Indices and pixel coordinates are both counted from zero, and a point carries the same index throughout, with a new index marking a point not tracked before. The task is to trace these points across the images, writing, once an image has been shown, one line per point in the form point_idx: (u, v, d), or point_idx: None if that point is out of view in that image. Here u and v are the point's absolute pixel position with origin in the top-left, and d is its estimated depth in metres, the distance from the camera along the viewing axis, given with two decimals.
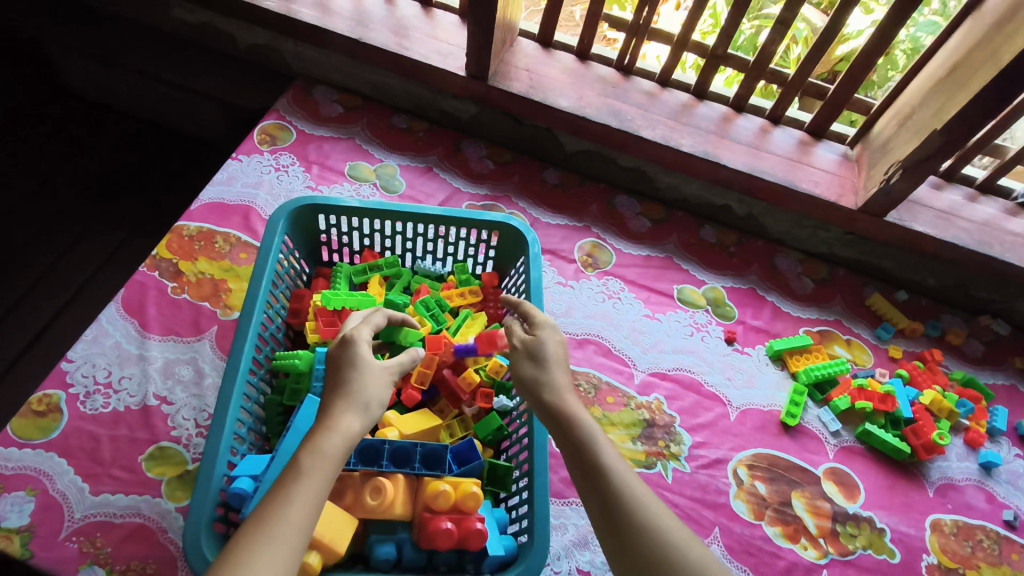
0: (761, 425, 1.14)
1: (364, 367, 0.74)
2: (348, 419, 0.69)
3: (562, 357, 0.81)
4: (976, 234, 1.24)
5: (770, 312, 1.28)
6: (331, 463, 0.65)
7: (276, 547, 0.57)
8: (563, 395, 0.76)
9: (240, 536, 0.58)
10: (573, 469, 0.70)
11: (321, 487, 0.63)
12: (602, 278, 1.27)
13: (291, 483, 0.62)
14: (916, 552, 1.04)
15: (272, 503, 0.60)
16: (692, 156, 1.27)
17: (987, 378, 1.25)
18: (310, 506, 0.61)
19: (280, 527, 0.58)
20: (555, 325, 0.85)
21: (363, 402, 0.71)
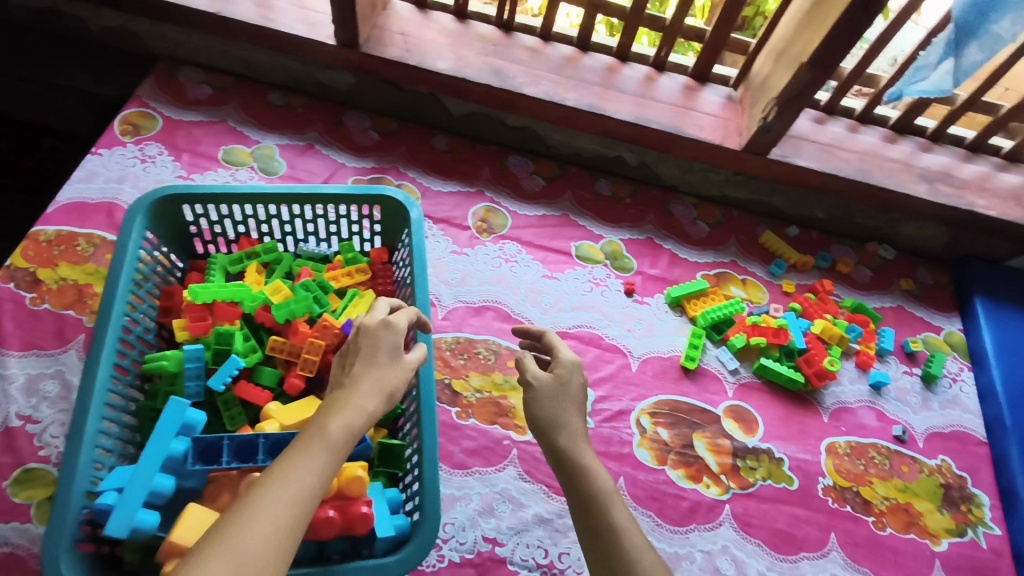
0: (661, 372, 1.15)
1: (395, 356, 0.74)
2: (371, 401, 0.69)
3: (581, 398, 0.83)
4: (857, 164, 1.26)
5: (668, 259, 1.29)
6: (347, 442, 0.65)
7: (291, 511, 0.57)
8: (578, 441, 0.77)
9: (252, 491, 0.58)
10: (578, 516, 0.71)
11: (336, 462, 0.63)
12: (498, 242, 1.25)
13: (312, 451, 0.62)
14: (812, 476, 1.09)
15: (283, 464, 0.61)
16: (577, 110, 1.25)
17: (875, 302, 1.30)
18: (323, 478, 0.61)
19: (294, 493, 0.58)
20: (580, 365, 0.86)
21: (386, 388, 0.72)
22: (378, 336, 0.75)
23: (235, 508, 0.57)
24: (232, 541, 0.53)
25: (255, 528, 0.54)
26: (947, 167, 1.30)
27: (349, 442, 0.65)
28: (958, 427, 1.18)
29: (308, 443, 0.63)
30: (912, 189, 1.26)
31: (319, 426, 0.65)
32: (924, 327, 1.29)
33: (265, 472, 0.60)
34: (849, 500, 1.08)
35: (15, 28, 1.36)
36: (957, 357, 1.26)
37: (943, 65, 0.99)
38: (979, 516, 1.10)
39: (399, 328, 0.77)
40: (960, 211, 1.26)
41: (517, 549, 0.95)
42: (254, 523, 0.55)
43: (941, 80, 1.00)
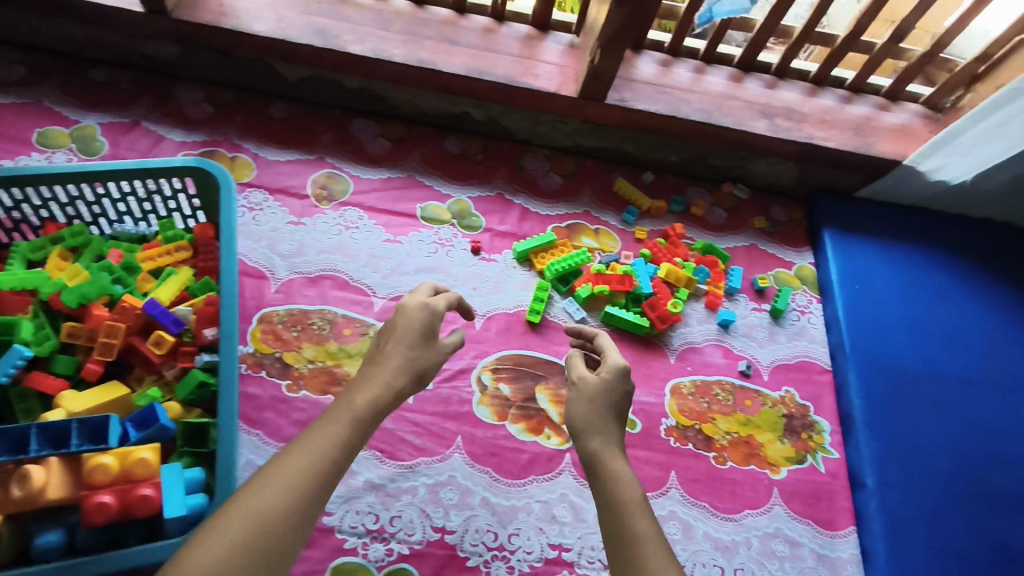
0: (506, 328, 1.14)
1: (426, 340, 0.84)
2: (393, 377, 0.79)
3: (621, 403, 0.84)
4: (698, 104, 1.25)
5: (518, 214, 1.27)
6: (371, 419, 0.75)
7: (309, 479, 0.66)
8: (609, 439, 0.78)
9: (281, 456, 0.68)
10: (604, 517, 0.72)
11: (357, 439, 0.72)
12: (339, 209, 1.21)
13: (340, 425, 0.72)
14: (655, 418, 1.10)
15: (310, 437, 0.70)
16: (407, 67, 1.20)
17: (726, 243, 1.31)
18: (345, 450, 0.70)
19: (317, 462, 0.67)
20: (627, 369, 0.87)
21: (412, 368, 0.81)
22: (413, 320, 0.85)
23: (263, 469, 0.66)
24: (258, 501, 0.62)
25: (275, 491, 0.63)
26: (791, 103, 1.30)
27: (375, 418, 0.75)
28: (803, 357, 1.21)
29: (343, 416, 0.73)
30: (752, 125, 1.25)
31: (352, 403, 0.75)
32: (776, 264, 1.31)
33: (293, 443, 0.70)
34: (691, 438, 1.09)
35: None
36: (806, 291, 1.28)
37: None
38: (819, 442, 1.12)
39: (435, 310, 0.86)
40: (801, 144, 1.25)
41: (345, 517, 0.94)
42: (271, 487, 0.64)
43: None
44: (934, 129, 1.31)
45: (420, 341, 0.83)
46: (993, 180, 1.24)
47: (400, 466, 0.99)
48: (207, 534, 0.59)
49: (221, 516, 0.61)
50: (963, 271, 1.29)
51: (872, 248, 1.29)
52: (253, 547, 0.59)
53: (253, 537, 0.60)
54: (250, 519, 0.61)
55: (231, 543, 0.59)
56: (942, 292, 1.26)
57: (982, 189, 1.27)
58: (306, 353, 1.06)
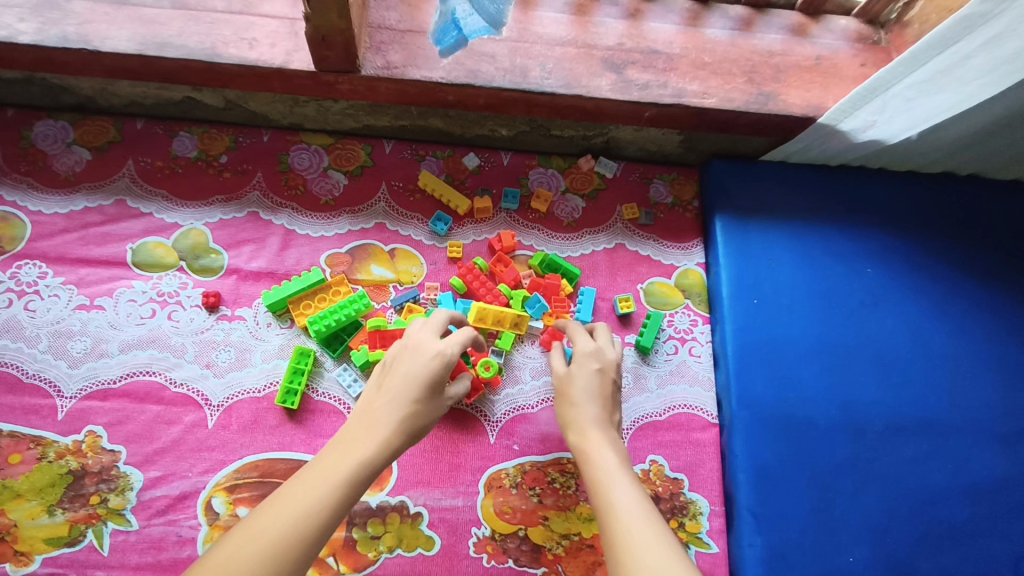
0: (252, 423, 0.82)
1: (432, 386, 0.68)
2: (388, 434, 0.63)
3: (605, 390, 0.74)
4: (506, 58, 0.85)
5: (278, 243, 0.91)
6: (357, 483, 0.58)
7: (286, 553, 0.49)
8: (592, 430, 0.70)
9: (242, 522, 0.51)
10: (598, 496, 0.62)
11: (343, 505, 0.55)
12: (10, 266, 0.85)
13: (319, 482, 0.56)
14: (461, 530, 0.80)
15: (285, 499, 0.53)
16: (46, 49, 0.79)
17: (581, 249, 0.95)
18: (334, 515, 0.54)
19: (297, 524, 0.51)
20: (616, 358, 0.78)
21: (410, 427, 0.66)
22: (424, 364, 0.69)
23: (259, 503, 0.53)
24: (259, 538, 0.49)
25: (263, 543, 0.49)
26: (657, 40, 0.89)
27: (358, 481, 0.58)
28: (679, 409, 0.89)
29: (331, 467, 0.58)
30: (590, 84, 0.85)
31: (344, 454, 0.60)
32: (650, 272, 0.95)
33: (258, 508, 0.53)
34: (512, 552, 0.80)
35: None
36: (688, 309, 0.94)
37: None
38: (692, 532, 0.83)
39: (450, 357, 0.70)
40: (664, 106, 0.86)
41: None
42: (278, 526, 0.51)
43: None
44: (868, 59, 0.90)
45: (426, 389, 0.68)
46: (946, 133, 0.87)
47: None
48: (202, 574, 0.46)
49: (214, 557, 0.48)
50: (903, 262, 0.96)
51: (779, 241, 0.95)
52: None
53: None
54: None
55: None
56: (874, 296, 0.94)
57: (931, 145, 0.91)
58: None
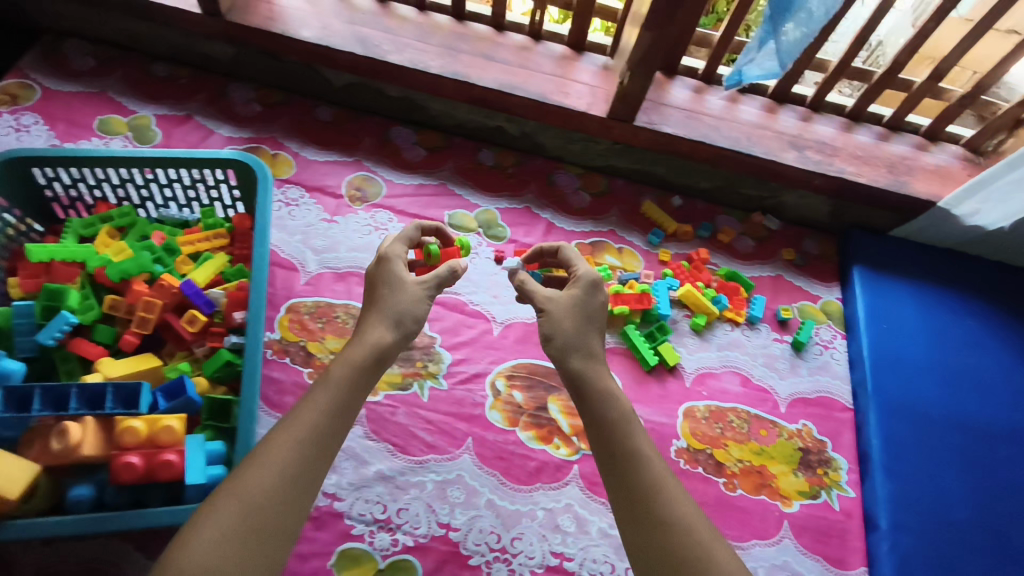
0: (524, 337, 1.15)
1: (394, 287, 0.83)
2: (371, 341, 0.79)
3: (598, 312, 0.87)
4: (728, 131, 1.26)
5: (544, 228, 1.28)
6: (351, 379, 0.76)
7: (304, 447, 0.69)
8: (594, 363, 0.83)
9: (272, 433, 0.70)
10: (601, 444, 0.78)
11: (335, 415, 0.73)
12: (371, 211, 1.25)
13: (310, 411, 0.72)
14: (666, 439, 1.09)
15: (300, 410, 0.72)
16: (442, 78, 1.22)
17: (753, 271, 1.30)
18: (328, 420, 0.72)
19: (294, 447, 0.68)
20: (598, 276, 0.89)
21: (389, 322, 0.81)
22: (388, 272, 0.85)
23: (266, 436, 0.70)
24: (253, 480, 0.65)
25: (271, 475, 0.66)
26: (825, 136, 1.30)
27: (356, 378, 0.76)
28: (824, 393, 1.18)
29: (316, 397, 0.73)
30: (782, 156, 1.26)
31: (337, 368, 0.76)
32: (802, 296, 1.28)
33: (281, 420, 0.71)
34: (702, 462, 1.08)
35: None
36: (831, 325, 1.25)
37: (766, 47, 0.94)
38: (834, 478, 1.10)
39: (397, 259, 0.86)
40: (832, 178, 1.26)
41: (355, 504, 0.97)
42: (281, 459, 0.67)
43: (769, 61, 0.95)
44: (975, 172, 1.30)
45: (393, 282, 0.84)
46: None
47: (410, 461, 1.01)
48: (211, 511, 0.63)
49: (219, 495, 0.64)
50: (993, 319, 1.29)
51: (902, 288, 1.29)
52: (268, 521, 0.63)
53: (251, 521, 0.63)
54: (244, 500, 0.63)
55: (249, 521, 0.63)
56: (973, 339, 1.25)
57: (1017, 238, 1.27)
58: (329, 344, 1.10)
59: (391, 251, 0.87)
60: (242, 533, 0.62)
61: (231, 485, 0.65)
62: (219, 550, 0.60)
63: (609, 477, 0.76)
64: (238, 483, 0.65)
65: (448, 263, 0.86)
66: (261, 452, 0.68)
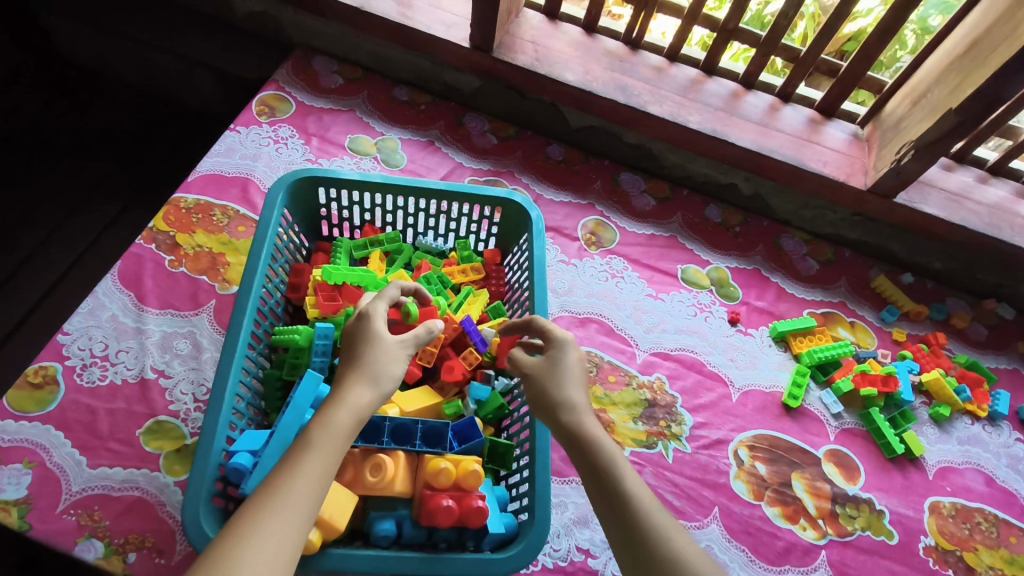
0: (763, 407, 1.13)
1: (371, 343, 0.74)
2: (362, 401, 0.69)
3: (579, 374, 0.80)
4: (986, 218, 1.23)
5: (775, 292, 1.27)
6: (338, 438, 0.65)
7: (286, 514, 0.58)
8: (580, 417, 0.75)
9: (249, 503, 0.59)
10: (604, 514, 0.67)
11: (320, 484, 0.62)
12: (606, 256, 1.25)
13: (283, 477, 0.61)
14: (914, 534, 1.05)
15: (281, 476, 0.61)
16: (699, 134, 1.24)
17: (990, 362, 1.24)
18: (311, 486, 0.61)
19: (278, 520, 0.57)
20: (571, 336, 0.83)
21: (379, 382, 0.72)
22: (363, 330, 0.75)
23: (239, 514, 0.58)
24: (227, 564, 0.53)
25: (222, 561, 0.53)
26: None
27: (338, 439, 0.65)
28: None
29: (291, 461, 0.62)
30: None
31: (323, 426, 0.66)
32: None
33: (257, 490, 0.60)
34: (952, 564, 1.03)
35: (178, 12, 1.40)
36: None
37: None
38: None
39: (376, 315, 0.77)
40: None
41: (609, 564, 0.94)
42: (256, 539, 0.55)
43: None
44: None
45: (383, 339, 0.75)
46: None
47: None
48: None
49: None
50: None
51: None
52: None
53: None
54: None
55: None
56: None
57: None
58: None
59: (367, 308, 0.78)
60: None
61: (209, 562, 0.53)
62: None
63: (612, 537, 0.66)
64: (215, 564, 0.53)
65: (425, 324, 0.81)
66: (240, 524, 0.57)
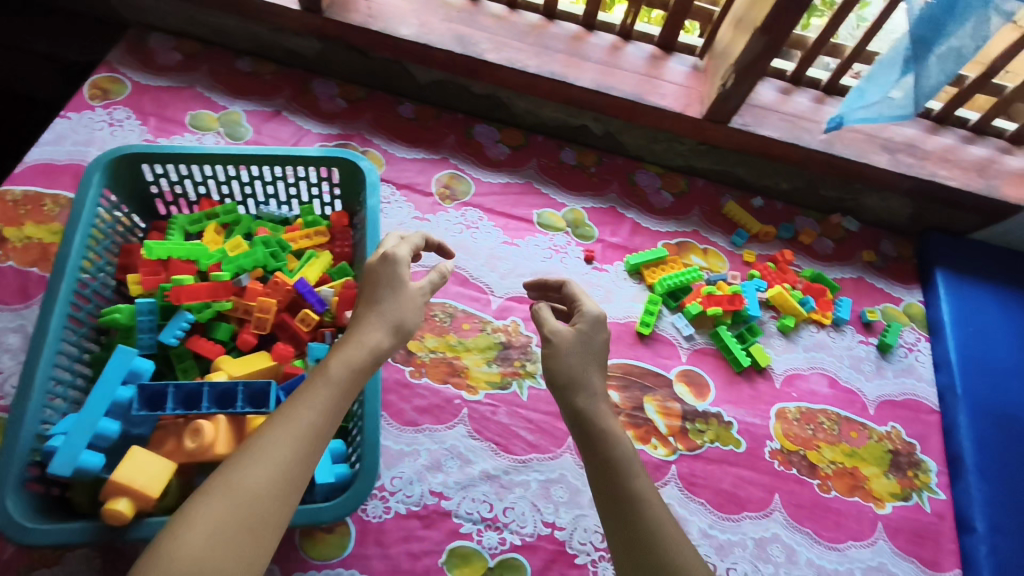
0: (616, 337, 1.17)
1: (397, 290, 0.81)
2: (376, 347, 0.77)
3: (597, 354, 0.84)
4: (819, 134, 1.27)
5: (630, 227, 1.30)
6: (351, 378, 0.73)
7: (297, 447, 0.66)
8: (592, 399, 0.79)
9: (268, 425, 0.68)
10: (597, 481, 0.74)
11: (328, 424, 0.70)
12: (460, 208, 1.26)
13: (302, 412, 0.69)
14: (760, 440, 1.11)
15: (295, 405, 0.70)
16: (538, 78, 1.25)
17: (835, 273, 1.31)
18: (319, 424, 0.69)
19: (288, 451, 0.66)
20: (600, 314, 0.86)
21: (391, 329, 0.79)
22: (385, 276, 0.82)
23: (257, 433, 0.68)
24: (240, 480, 0.63)
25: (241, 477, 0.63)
26: (912, 139, 1.30)
27: (354, 380, 0.74)
28: (910, 395, 1.19)
29: (310, 397, 0.70)
30: (873, 159, 1.26)
31: (342, 365, 0.73)
32: (883, 298, 1.29)
33: (276, 415, 0.69)
34: (795, 463, 1.09)
35: None
36: (914, 328, 1.26)
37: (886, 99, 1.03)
38: (925, 481, 1.11)
39: (399, 264, 0.83)
40: (922, 181, 1.26)
41: (462, 503, 0.98)
42: (262, 462, 0.64)
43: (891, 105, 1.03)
44: None
45: (404, 290, 0.82)
46: None
47: (513, 460, 1.02)
48: (198, 510, 0.61)
49: (211, 488, 0.63)
50: None
51: (987, 291, 1.28)
52: (266, 513, 0.63)
53: (242, 523, 0.61)
54: (242, 490, 0.62)
55: (244, 516, 0.61)
56: None
57: None
58: (427, 342, 1.11)
59: (393, 252, 0.84)
60: (226, 538, 0.60)
61: (225, 478, 0.63)
62: (211, 544, 0.59)
63: (603, 511, 0.72)
64: (233, 477, 0.63)
65: (437, 269, 0.89)
66: (256, 444, 0.66)
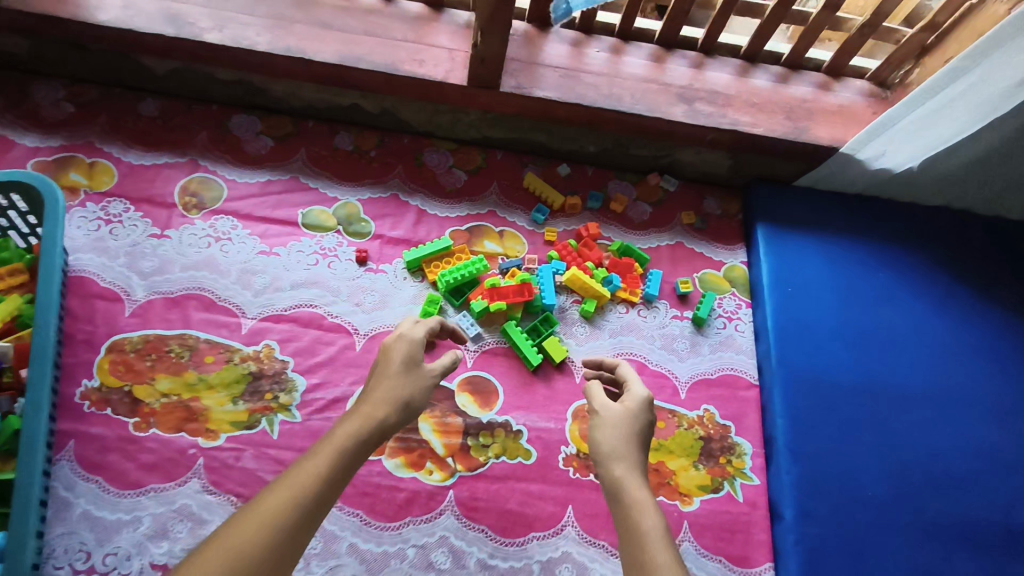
0: None
1: (409, 367, 0.76)
2: (383, 417, 0.71)
3: (642, 432, 0.75)
4: (606, 89, 1.12)
5: (414, 217, 1.15)
6: (356, 450, 0.67)
7: (288, 518, 0.58)
8: (631, 471, 0.69)
9: (263, 493, 0.61)
10: (627, 553, 0.63)
11: (327, 498, 0.62)
12: (210, 218, 1.09)
13: (301, 478, 0.62)
14: (553, 447, 0.99)
15: (295, 472, 0.63)
16: (273, 57, 1.07)
17: (648, 242, 1.18)
18: (320, 497, 0.61)
19: (280, 523, 0.58)
20: (647, 391, 0.79)
21: (401, 403, 0.73)
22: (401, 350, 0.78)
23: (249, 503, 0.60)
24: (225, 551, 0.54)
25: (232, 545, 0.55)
26: (716, 83, 1.16)
27: (358, 451, 0.67)
28: (726, 370, 1.08)
29: (313, 465, 0.64)
30: (669, 111, 1.12)
31: (347, 436, 0.67)
32: (702, 264, 1.17)
33: (275, 479, 0.62)
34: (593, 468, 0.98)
35: None
36: (734, 294, 1.15)
37: None
38: (738, 467, 1.01)
39: (412, 338, 0.80)
40: (724, 131, 1.12)
41: None
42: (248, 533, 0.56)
43: None
44: (879, 109, 1.17)
45: (416, 368, 0.77)
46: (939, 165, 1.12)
47: None
48: None
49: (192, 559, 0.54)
50: (907, 269, 1.18)
51: (809, 246, 1.17)
52: None
53: None
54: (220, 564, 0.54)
55: None
56: (888, 292, 1.15)
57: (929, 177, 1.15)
58: (159, 385, 0.95)
59: (405, 331, 0.81)
60: None
61: (211, 549, 0.55)
62: None
63: None
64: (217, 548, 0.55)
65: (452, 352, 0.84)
66: (244, 515, 0.58)
